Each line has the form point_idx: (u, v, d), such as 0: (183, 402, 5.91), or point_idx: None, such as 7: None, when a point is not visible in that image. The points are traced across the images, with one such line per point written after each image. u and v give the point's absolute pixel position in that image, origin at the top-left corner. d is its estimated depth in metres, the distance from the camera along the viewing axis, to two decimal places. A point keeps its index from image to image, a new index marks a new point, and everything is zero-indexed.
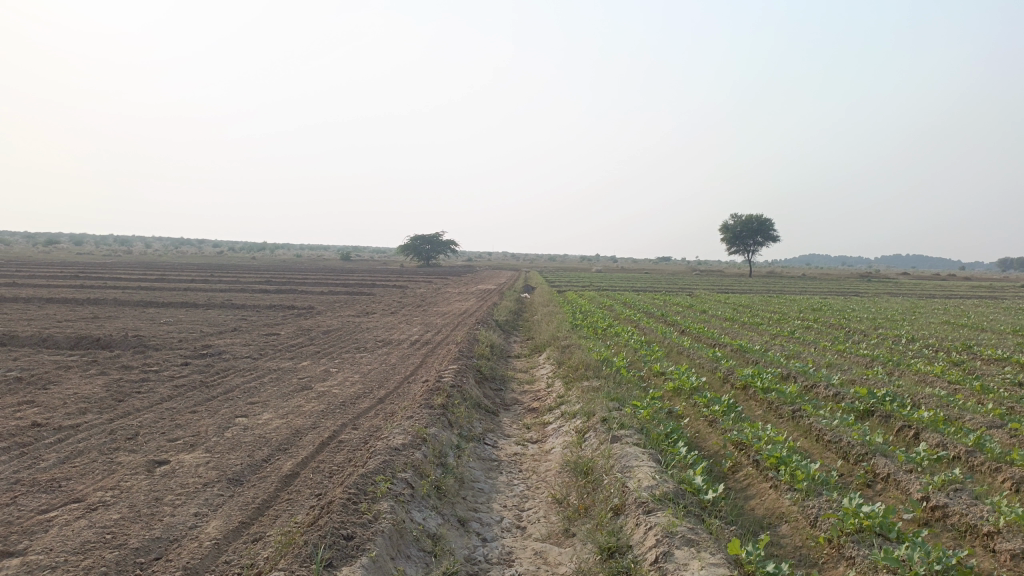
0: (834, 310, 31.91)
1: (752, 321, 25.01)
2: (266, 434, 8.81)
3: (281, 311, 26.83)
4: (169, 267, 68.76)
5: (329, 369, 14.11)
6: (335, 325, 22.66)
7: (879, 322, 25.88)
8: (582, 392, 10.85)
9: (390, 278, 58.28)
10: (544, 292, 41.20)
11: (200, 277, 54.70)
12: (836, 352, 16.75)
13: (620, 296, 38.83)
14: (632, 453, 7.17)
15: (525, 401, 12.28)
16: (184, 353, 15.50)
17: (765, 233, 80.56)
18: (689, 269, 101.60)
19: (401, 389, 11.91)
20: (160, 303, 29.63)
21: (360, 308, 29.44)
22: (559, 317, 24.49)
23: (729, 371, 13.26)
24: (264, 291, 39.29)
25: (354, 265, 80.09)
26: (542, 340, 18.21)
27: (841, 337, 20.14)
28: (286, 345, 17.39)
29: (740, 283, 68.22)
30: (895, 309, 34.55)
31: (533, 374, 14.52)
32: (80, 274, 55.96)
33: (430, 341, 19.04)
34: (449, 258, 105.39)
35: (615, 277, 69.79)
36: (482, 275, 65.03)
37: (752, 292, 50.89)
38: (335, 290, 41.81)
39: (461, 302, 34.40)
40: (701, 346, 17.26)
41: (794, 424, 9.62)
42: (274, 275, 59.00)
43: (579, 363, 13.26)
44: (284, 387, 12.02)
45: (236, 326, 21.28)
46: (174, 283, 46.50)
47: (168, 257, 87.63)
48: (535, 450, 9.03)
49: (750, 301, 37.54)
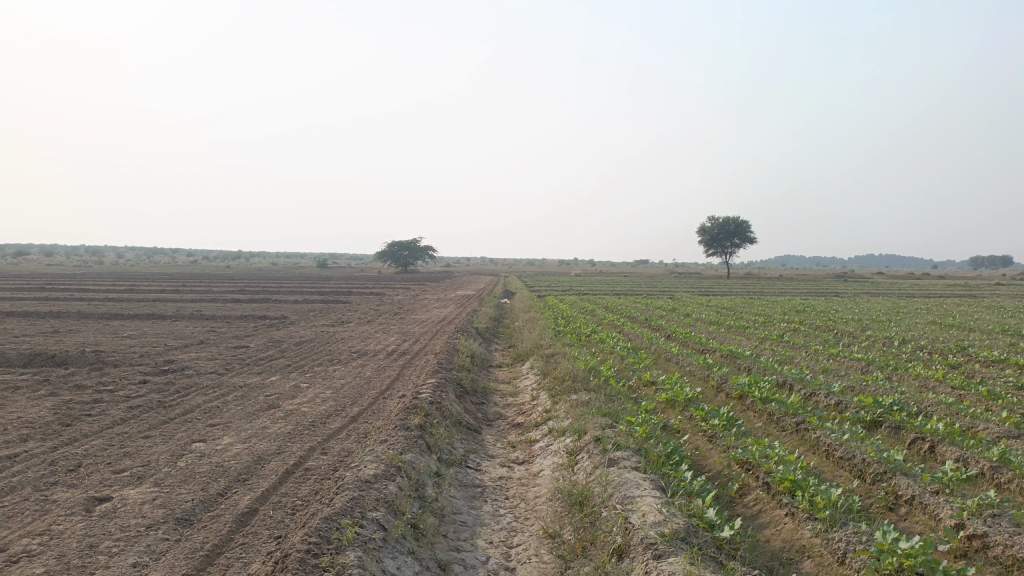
0: (818, 312, 31.44)
1: (738, 324, 24.41)
2: (224, 462, 7.96)
3: (253, 322, 25.87)
4: (140, 277, 67.22)
5: (299, 384, 13.24)
6: (308, 336, 21.74)
7: (866, 324, 25.40)
8: (570, 406, 10.10)
9: (367, 285, 57.31)
10: (523, 298, 40.42)
11: (171, 287, 53.22)
12: (830, 356, 16.14)
13: (601, 301, 38.15)
14: (632, 480, 6.44)
15: (509, 416, 11.50)
16: (144, 369, 14.54)
17: (743, 235, 80.53)
18: (667, 272, 101.33)
19: (376, 406, 11.09)
20: (126, 315, 28.45)
21: (334, 318, 28.48)
22: (541, 323, 23.74)
23: (723, 379, 12.58)
24: (236, 301, 38.18)
25: (330, 273, 78.70)
26: (525, 349, 17.44)
27: (831, 340, 19.60)
28: (255, 358, 16.46)
29: (719, 285, 67.90)
30: (878, 309, 34.19)
31: (516, 386, 13.73)
32: (47, 285, 54.30)
33: (408, 351, 18.19)
34: (427, 265, 104.24)
35: (594, 281, 69.35)
36: (461, 281, 64.22)
37: (733, 294, 50.52)
38: (310, 298, 40.74)
39: (439, 309, 33.55)
40: (690, 352, 16.59)
41: (799, 438, 8.95)
42: (247, 284, 57.77)
43: (565, 374, 12.50)
44: (249, 406, 11.15)
45: (203, 339, 20.29)
46: (143, 294, 45.11)
47: (140, 268, 85.70)
48: (522, 472, 8.26)
49: (732, 304, 37.04)
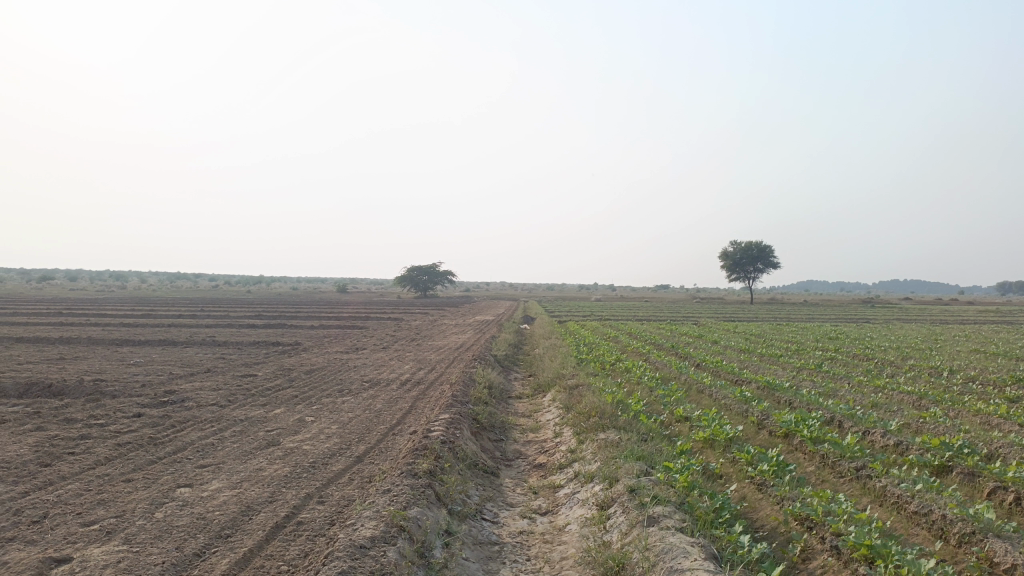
0: (851, 339, 30.09)
1: (769, 352, 23.22)
2: (207, 513, 7.03)
3: (264, 348, 25.05)
4: (159, 302, 67.21)
5: (304, 418, 12.31)
6: (320, 364, 20.86)
7: (905, 352, 24.13)
8: (599, 447, 9.08)
9: (386, 310, 56.69)
10: (543, 324, 39.38)
11: (188, 312, 52.75)
12: (875, 389, 14.96)
13: (623, 327, 37.09)
14: (678, 544, 5.43)
15: (529, 456, 10.49)
16: (142, 401, 13.69)
17: (766, 259, 79.06)
18: (689, 297, 99.81)
19: (384, 444, 10.14)
20: (136, 341, 27.74)
21: (348, 344, 27.60)
22: (562, 350, 22.71)
23: (763, 415, 11.50)
24: (252, 326, 37.52)
25: (348, 298, 78.17)
26: (546, 379, 16.43)
27: (873, 370, 18.40)
28: (261, 388, 15.56)
29: (743, 310, 66.47)
30: (913, 336, 32.82)
31: (538, 421, 12.70)
32: (65, 310, 54.01)
33: (422, 380, 17.23)
34: (447, 289, 103.47)
35: (614, 307, 68.10)
36: (480, 306, 63.34)
37: (758, 319, 49.15)
38: (325, 324, 39.96)
39: (456, 335, 32.60)
40: (724, 383, 15.49)
41: (862, 490, 7.90)
42: (266, 309, 57.32)
43: (590, 408, 11.46)
44: (247, 443, 10.23)
45: (210, 367, 19.47)
46: (159, 319, 44.55)
47: (162, 292, 85.71)
48: (546, 525, 7.24)
49: (759, 330, 35.80)
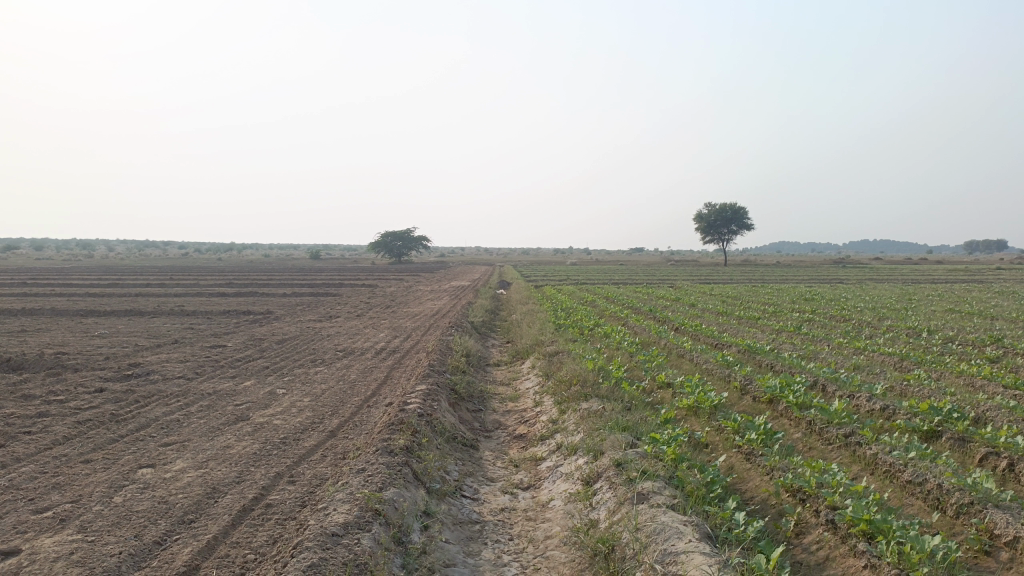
0: (827, 300, 30.15)
1: (747, 314, 23.12)
2: (170, 496, 6.63)
3: (235, 318, 24.45)
4: (127, 271, 65.93)
5: (275, 390, 11.89)
6: (292, 333, 20.37)
7: (882, 312, 24.15)
8: (581, 417, 8.78)
9: (360, 277, 56.03)
10: (519, 289, 39.07)
11: (157, 281, 51.62)
12: (856, 351, 14.85)
13: (599, 291, 36.90)
14: (670, 524, 5.13)
15: (509, 426, 10.19)
16: (106, 375, 13.17)
17: (741, 221, 79.26)
18: (665, 259, 100.07)
19: (359, 417, 9.76)
20: (102, 312, 26.98)
21: (321, 312, 27.09)
22: (540, 316, 22.41)
23: (747, 380, 11.29)
24: (223, 295, 36.81)
25: (322, 264, 77.24)
26: (525, 346, 16.11)
27: (852, 332, 18.34)
28: (231, 360, 15.08)
29: (718, 273, 66.66)
30: (887, 297, 32.97)
31: (517, 390, 12.40)
32: (30, 280, 52.65)
33: (398, 349, 16.84)
34: (421, 254, 102.62)
35: (590, 270, 68.00)
36: (455, 271, 62.89)
37: (733, 282, 49.24)
38: (299, 291, 39.32)
39: (432, 301, 32.18)
40: (704, 347, 15.28)
41: (852, 457, 7.69)
42: (238, 277, 56.48)
43: (571, 376, 11.16)
44: (214, 418, 9.81)
45: (179, 338, 18.90)
46: (127, 288, 43.52)
47: (130, 261, 83.93)
48: (529, 502, 6.93)
49: (736, 292, 35.79)
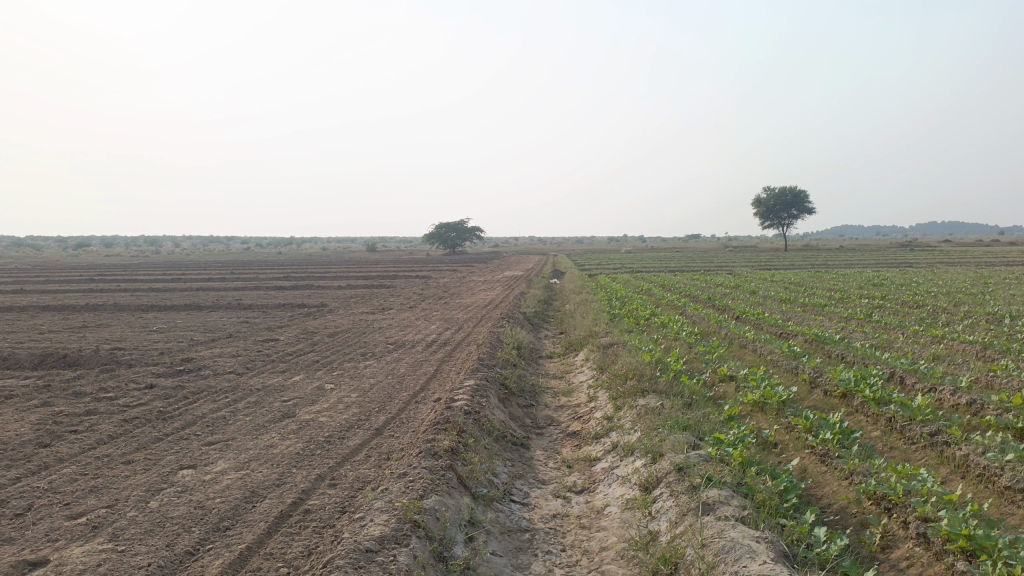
0: (897, 284, 28.73)
1: (812, 301, 22.13)
2: (207, 501, 6.36)
3: (289, 311, 24.53)
4: (189, 265, 67.59)
5: (323, 385, 11.66)
6: (344, 326, 20.25)
7: (957, 297, 22.83)
8: (638, 413, 8.26)
9: (414, 268, 56.17)
10: (573, 278, 38.43)
11: (218, 275, 52.64)
12: (933, 340, 13.90)
13: (655, 279, 36.06)
14: (741, 540, 4.58)
15: (563, 422, 9.73)
16: (158, 370, 13.15)
17: (801, 205, 76.85)
18: (722, 245, 97.90)
19: (406, 414, 9.43)
20: (162, 307, 27.43)
21: (374, 304, 27.01)
22: (594, 306, 21.84)
23: (816, 373, 10.59)
24: (279, 288, 37.17)
25: (377, 256, 77.66)
26: (579, 337, 15.59)
27: (927, 318, 17.29)
28: (282, 354, 14.95)
29: (778, 258, 64.78)
30: (961, 280, 31.27)
31: (571, 383, 11.91)
32: (97, 276, 54.27)
33: (449, 341, 16.50)
34: (475, 245, 102.65)
35: (645, 257, 66.90)
36: (509, 260, 62.55)
37: (796, 267, 47.60)
38: (353, 284, 39.45)
39: (485, 292, 31.86)
40: (768, 337, 14.53)
41: (939, 459, 6.99)
42: (295, 270, 57.21)
43: (627, 369, 10.62)
44: (260, 415, 9.60)
45: (232, 332, 18.96)
46: (189, 283, 44.44)
47: (193, 256, 85.87)
48: (583, 507, 6.45)
49: (798, 278, 34.51)
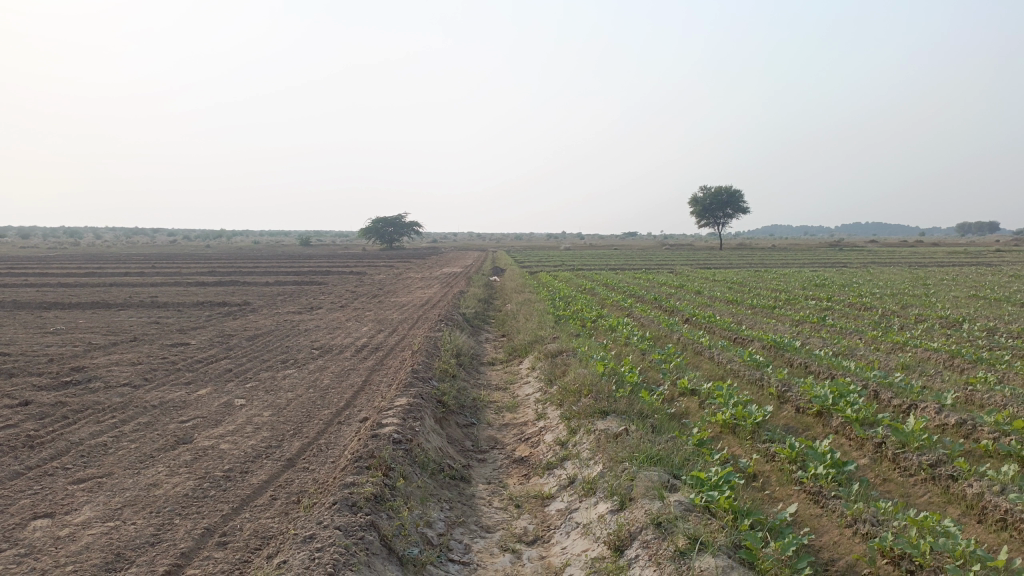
0: (839, 285, 28.36)
1: (760, 303, 21.41)
2: (53, 571, 4.90)
3: (208, 310, 22.65)
4: (105, 258, 63.84)
5: (233, 401, 10.15)
6: (267, 327, 18.60)
7: (904, 299, 22.41)
8: (597, 440, 7.09)
9: (348, 263, 54.29)
10: (514, 276, 37.19)
11: (138, 270, 49.48)
12: (896, 347, 13.18)
13: (597, 277, 35.05)
14: None
15: (508, 446, 8.52)
16: (40, 382, 11.38)
17: (736, 205, 77.54)
18: (660, 243, 98.07)
19: (326, 440, 8.05)
20: (66, 305, 25.08)
21: (302, 304, 25.23)
22: (537, 307, 20.67)
23: (785, 386, 9.65)
24: (202, 284, 34.93)
25: (310, 251, 75.17)
26: (523, 342, 14.38)
27: (881, 323, 16.68)
28: (192, 362, 13.30)
29: (715, 257, 64.79)
30: (900, 281, 31.25)
31: (515, 398, 10.69)
32: (3, 270, 50.35)
33: (381, 347, 15.05)
34: (413, 241, 100.45)
35: (584, 255, 66.35)
36: (447, 257, 60.97)
37: (735, 267, 47.27)
38: (281, 280, 37.35)
39: (422, 289, 30.46)
40: (724, 343, 13.61)
41: (946, 497, 6.06)
42: (221, 264, 54.64)
43: (579, 382, 9.48)
44: (149, 443, 8.08)
45: (139, 335, 17.12)
46: (105, 278, 41.39)
47: (115, 249, 81.42)
48: (536, 566, 5.25)
49: (739, 278, 34.01)
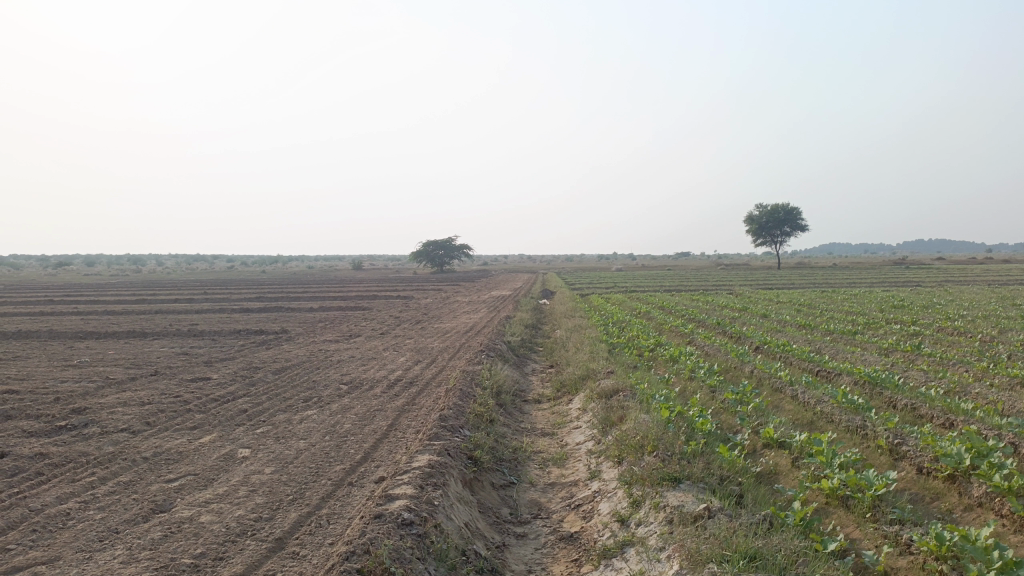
0: (920, 307, 25.92)
1: (836, 328, 19.32)
2: None
3: (242, 340, 21.52)
4: (156, 285, 64.07)
5: (236, 451, 8.72)
6: (297, 359, 17.27)
7: (1000, 322, 19.98)
8: (670, 523, 5.40)
9: (396, 288, 53.49)
10: (564, 299, 35.48)
11: (188, 296, 49.07)
12: (1015, 382, 11.14)
13: (651, 300, 33.15)
14: None
15: (555, 516, 6.87)
16: (31, 427, 10.18)
17: (794, 222, 74.47)
18: (717, 264, 95.15)
19: (329, 510, 6.51)
20: (102, 334, 24.32)
21: (341, 331, 23.94)
22: (588, 334, 18.96)
23: (899, 439, 7.83)
24: (245, 311, 34.06)
25: (360, 275, 74.54)
26: (574, 376, 12.69)
27: (984, 351, 14.52)
28: (205, 400, 12.00)
29: (775, 277, 61.98)
30: (986, 301, 28.54)
31: (564, 447, 9.06)
32: (54, 297, 50.69)
33: (416, 381, 13.56)
34: (462, 263, 99.50)
35: (636, 276, 64.21)
36: (497, 280, 59.53)
37: (799, 287, 44.49)
38: (326, 306, 36.33)
39: (468, 315, 28.99)
40: (807, 377, 11.75)
41: None
42: (267, 290, 54.14)
43: (640, 432, 7.81)
44: (119, 513, 6.67)
45: (161, 369, 15.96)
46: (154, 305, 41.17)
47: (170, 276, 82.29)
48: None
49: (807, 299, 31.66)
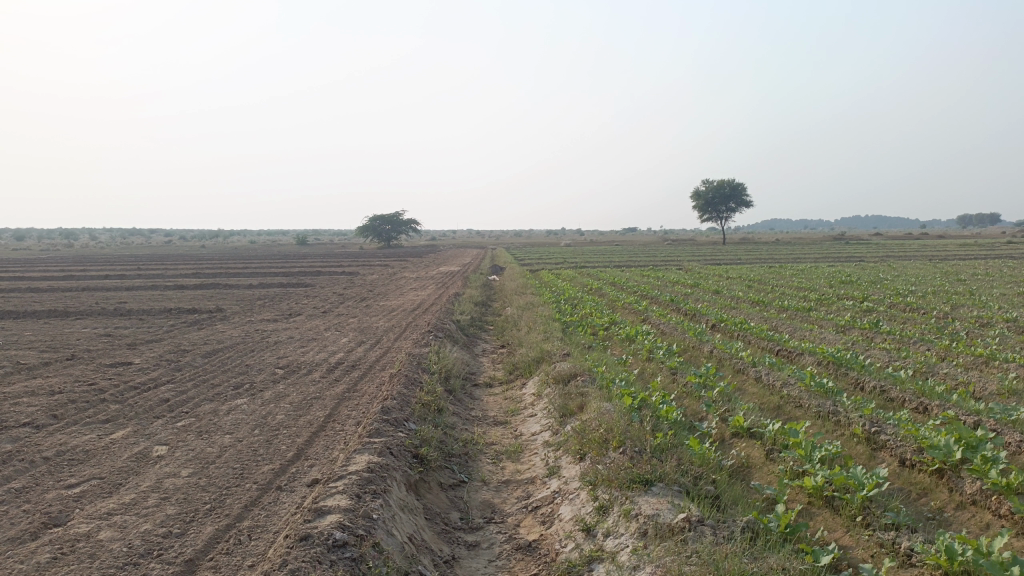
0: (869, 282, 25.93)
1: (791, 304, 19.01)
2: None
3: (173, 319, 20.22)
4: (86, 260, 61.17)
5: (151, 450, 7.76)
6: (231, 340, 16.15)
7: (950, 298, 19.95)
8: (644, 539, 4.70)
9: (340, 263, 52.00)
10: (514, 274, 34.75)
11: (122, 272, 46.68)
12: (980, 361, 10.82)
13: (602, 276, 32.65)
14: None
15: (511, 520, 6.14)
16: None
17: (740, 198, 74.99)
18: (664, 240, 95.48)
19: (252, 523, 5.65)
20: (20, 313, 22.67)
21: (280, 309, 22.76)
22: (540, 312, 18.26)
23: (876, 427, 7.31)
24: (180, 288, 32.41)
25: (305, 250, 72.60)
26: (528, 358, 11.96)
27: (942, 329, 14.26)
28: (124, 389, 10.92)
29: (723, 252, 62.25)
30: (932, 277, 28.75)
31: (519, 438, 8.34)
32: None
33: (358, 365, 12.66)
34: (410, 238, 97.92)
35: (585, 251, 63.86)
36: (444, 255, 58.43)
37: (748, 263, 44.61)
38: (266, 282, 34.88)
39: (415, 291, 28.00)
40: (770, 358, 11.24)
41: None
42: (206, 265, 52.08)
43: (603, 424, 7.12)
44: (3, 529, 5.71)
45: (79, 352, 14.68)
46: (82, 281, 39.04)
47: (103, 250, 78.87)
48: None
49: (757, 275, 31.54)
